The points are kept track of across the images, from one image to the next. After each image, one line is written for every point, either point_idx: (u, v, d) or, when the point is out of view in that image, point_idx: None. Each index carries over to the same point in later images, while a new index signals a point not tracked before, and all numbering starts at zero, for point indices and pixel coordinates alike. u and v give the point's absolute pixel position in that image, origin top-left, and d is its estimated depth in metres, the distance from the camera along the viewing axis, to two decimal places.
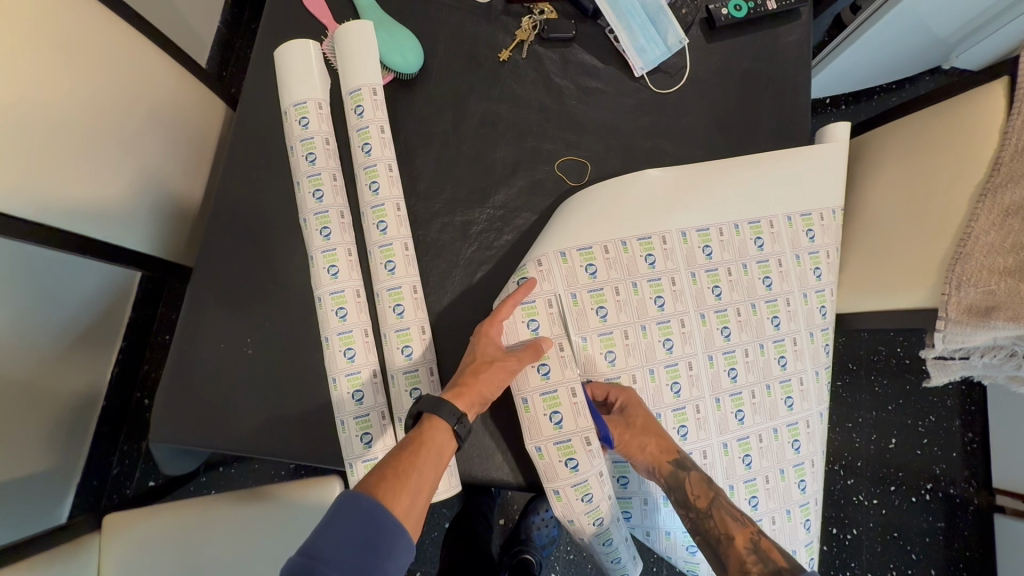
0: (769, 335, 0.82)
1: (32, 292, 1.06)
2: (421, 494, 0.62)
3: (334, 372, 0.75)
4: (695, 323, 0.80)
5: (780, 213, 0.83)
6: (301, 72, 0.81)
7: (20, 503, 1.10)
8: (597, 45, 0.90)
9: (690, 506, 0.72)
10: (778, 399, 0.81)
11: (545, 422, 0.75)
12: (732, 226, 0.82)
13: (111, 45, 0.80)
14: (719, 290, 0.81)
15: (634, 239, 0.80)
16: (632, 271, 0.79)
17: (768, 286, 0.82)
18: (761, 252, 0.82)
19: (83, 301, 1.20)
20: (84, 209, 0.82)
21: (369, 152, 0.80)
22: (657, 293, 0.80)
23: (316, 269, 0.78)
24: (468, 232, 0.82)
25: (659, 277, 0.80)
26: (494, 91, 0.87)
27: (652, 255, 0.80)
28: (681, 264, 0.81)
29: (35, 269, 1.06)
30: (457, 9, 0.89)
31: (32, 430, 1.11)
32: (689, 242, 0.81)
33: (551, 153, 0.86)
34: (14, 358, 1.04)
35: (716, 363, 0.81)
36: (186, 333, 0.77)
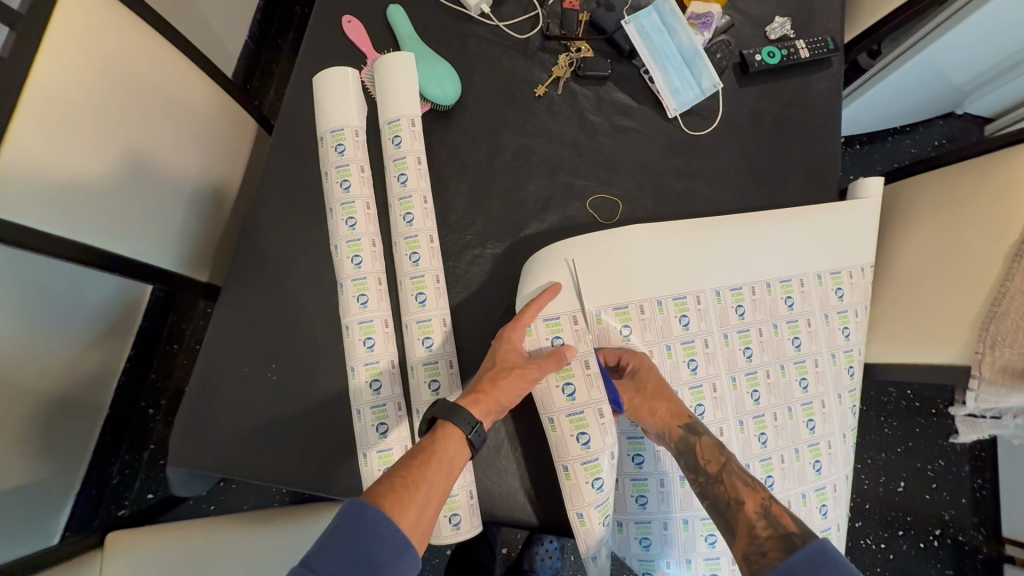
0: (798, 398, 0.82)
1: (45, 301, 1.06)
2: (429, 508, 0.60)
3: (359, 403, 0.74)
4: (726, 387, 0.81)
5: (810, 271, 0.84)
6: (340, 99, 0.81)
7: (16, 517, 1.07)
8: (632, 85, 0.91)
9: (700, 471, 0.70)
10: (807, 463, 0.81)
11: (586, 489, 0.74)
12: (763, 285, 0.83)
13: (149, 63, 0.81)
14: (750, 352, 0.82)
15: (669, 299, 0.81)
16: (665, 333, 0.81)
17: (797, 347, 0.82)
18: (791, 311, 0.83)
19: (92, 315, 1.19)
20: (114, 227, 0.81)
21: (405, 182, 0.80)
22: (690, 355, 0.81)
23: (345, 297, 0.77)
24: (498, 264, 0.82)
25: (693, 339, 0.81)
26: (529, 125, 0.88)
27: (687, 316, 0.81)
28: (714, 325, 0.82)
29: (44, 281, 1.05)
30: (495, 43, 0.90)
31: (35, 440, 1.09)
32: (722, 301, 0.82)
33: (582, 190, 0.86)
34: (17, 369, 1.02)
35: (747, 428, 0.81)
36: (209, 355, 0.76)
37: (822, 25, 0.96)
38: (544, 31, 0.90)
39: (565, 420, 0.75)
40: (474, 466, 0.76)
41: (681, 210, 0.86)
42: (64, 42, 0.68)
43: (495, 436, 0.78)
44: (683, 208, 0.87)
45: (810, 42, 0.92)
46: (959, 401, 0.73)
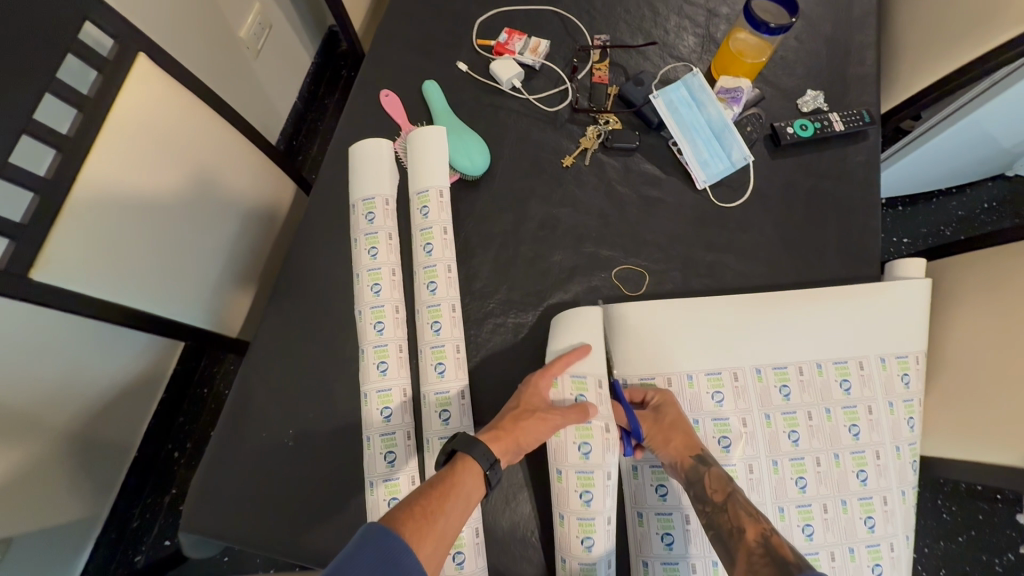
0: (854, 491, 0.74)
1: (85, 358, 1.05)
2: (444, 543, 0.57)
3: (372, 475, 0.72)
4: (765, 470, 0.75)
5: (872, 353, 0.78)
6: (373, 170, 0.84)
7: (32, 559, 1.09)
8: (660, 156, 0.91)
9: (707, 500, 0.67)
10: (864, 566, 0.72)
11: (575, 543, 0.68)
12: (813, 365, 0.79)
13: (205, 135, 0.86)
14: (796, 436, 0.76)
15: (702, 374, 0.79)
16: (696, 409, 0.77)
17: (854, 436, 0.76)
18: (848, 395, 0.77)
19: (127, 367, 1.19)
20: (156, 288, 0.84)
21: (430, 251, 0.81)
22: (722, 434, 0.76)
23: (366, 363, 0.77)
24: (521, 335, 0.81)
25: (727, 417, 0.77)
26: (556, 195, 0.88)
27: (721, 393, 0.78)
28: (754, 404, 0.77)
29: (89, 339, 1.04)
30: (525, 115, 0.92)
31: (59, 483, 1.12)
32: (763, 379, 0.78)
33: (608, 260, 0.85)
34: (47, 420, 1.04)
35: (788, 516, 0.73)
36: (230, 418, 0.77)
37: (857, 98, 0.95)
38: (572, 105, 0.93)
39: (573, 475, 0.71)
40: (488, 551, 0.71)
41: (710, 284, 0.84)
42: (126, 119, 0.73)
43: (512, 518, 0.73)
44: (712, 281, 0.84)
45: (846, 114, 0.92)
46: None
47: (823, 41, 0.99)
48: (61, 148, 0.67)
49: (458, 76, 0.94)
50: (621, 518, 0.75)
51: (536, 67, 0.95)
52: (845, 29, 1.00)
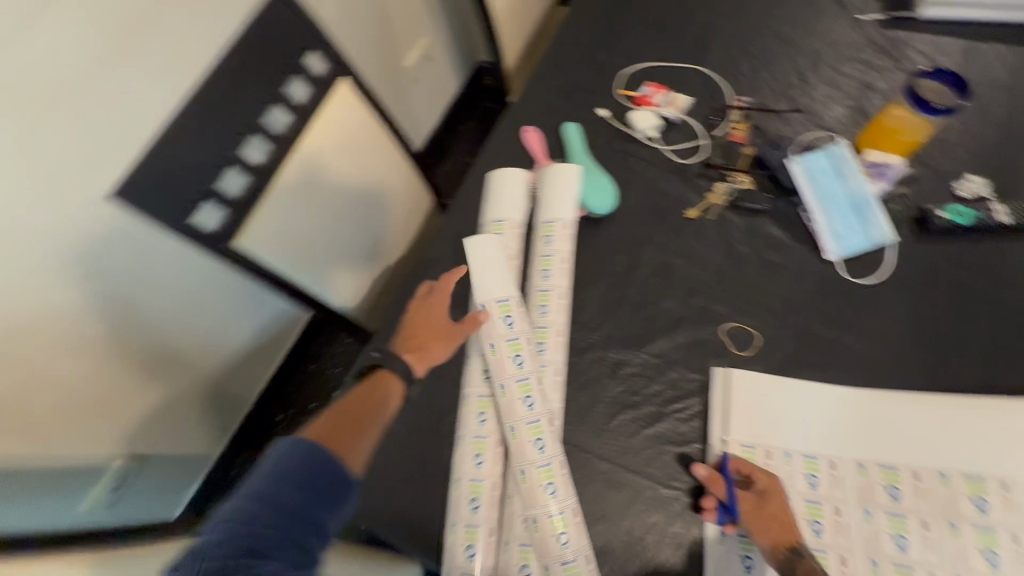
0: None
1: (223, 314, 1.24)
2: (361, 412, 0.74)
3: (460, 472, 0.77)
4: (862, 567, 0.68)
5: (1017, 476, 0.69)
6: (507, 198, 0.92)
7: (171, 474, 1.33)
8: (790, 221, 0.89)
9: None
10: None
11: None
12: (934, 473, 0.71)
13: (383, 149, 0.98)
14: (903, 541, 0.69)
15: (799, 453, 0.75)
16: (789, 485, 0.73)
17: (989, 563, 0.66)
18: (982, 516, 0.68)
19: (261, 330, 1.38)
20: (318, 275, 0.97)
21: (548, 277, 0.86)
22: (814, 517, 0.71)
23: (470, 369, 0.83)
24: (619, 372, 0.82)
25: (820, 501, 0.72)
26: (674, 244, 0.90)
27: (816, 477, 0.73)
28: (851, 496, 0.72)
29: (227, 294, 1.22)
30: (656, 165, 0.96)
31: (198, 417, 1.35)
32: (866, 475, 0.73)
33: (719, 315, 0.85)
34: (196, 365, 1.26)
35: None
36: (344, 397, 0.83)
37: None
38: (705, 160, 0.95)
39: (547, 521, 0.72)
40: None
41: (826, 360, 0.81)
42: (321, 133, 0.88)
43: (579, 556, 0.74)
44: (829, 357, 0.81)
45: (1012, 207, 0.85)
46: None
47: (994, 127, 0.93)
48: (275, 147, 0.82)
49: (598, 121, 1.01)
50: None
51: (674, 121, 0.99)
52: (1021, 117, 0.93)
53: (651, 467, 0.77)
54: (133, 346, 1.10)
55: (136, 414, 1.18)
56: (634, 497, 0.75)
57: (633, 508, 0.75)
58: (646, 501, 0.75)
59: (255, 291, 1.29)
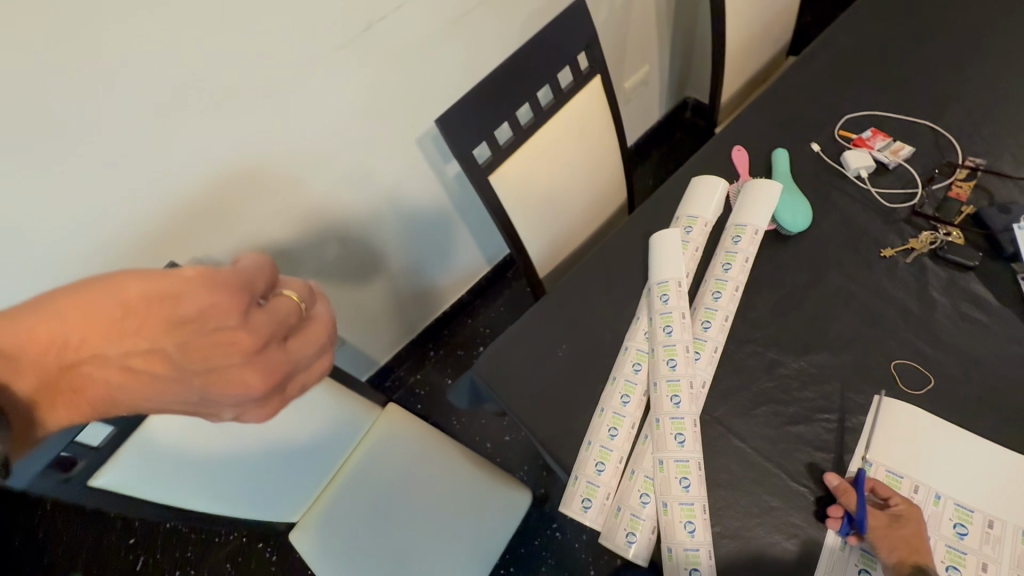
0: None
1: (440, 236, 1.67)
2: (171, 308, 0.53)
3: (607, 404, 0.90)
4: None
5: None
6: (704, 197, 1.03)
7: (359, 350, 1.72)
8: (1000, 285, 0.88)
9: None
10: None
11: (678, 528, 0.77)
12: None
13: (605, 140, 1.19)
14: None
15: (952, 500, 0.75)
16: (932, 526, 0.74)
17: None
18: None
19: (454, 265, 1.81)
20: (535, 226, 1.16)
21: (727, 270, 0.95)
22: (953, 563, 0.71)
23: (636, 327, 0.96)
24: (773, 370, 0.89)
25: (965, 551, 0.72)
26: (861, 275, 0.94)
27: (965, 527, 0.73)
28: (1006, 558, 0.71)
29: (449, 222, 1.66)
30: (859, 201, 1.00)
31: (390, 315, 1.74)
32: None
33: (893, 350, 0.86)
34: (410, 271, 1.67)
35: None
36: (527, 322, 1.02)
37: None
38: (914, 207, 0.97)
39: (672, 464, 0.81)
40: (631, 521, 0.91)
41: (1004, 424, 0.79)
42: (576, 106, 1.10)
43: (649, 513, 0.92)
44: (1010, 422, 0.78)
45: None
46: None
47: None
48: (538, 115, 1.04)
49: (808, 152, 1.08)
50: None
51: (890, 166, 1.02)
52: None
53: (784, 460, 0.82)
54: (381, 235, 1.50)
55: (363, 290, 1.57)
56: (761, 479, 0.81)
57: (758, 488, 0.81)
58: (772, 487, 0.80)
59: (464, 232, 1.74)
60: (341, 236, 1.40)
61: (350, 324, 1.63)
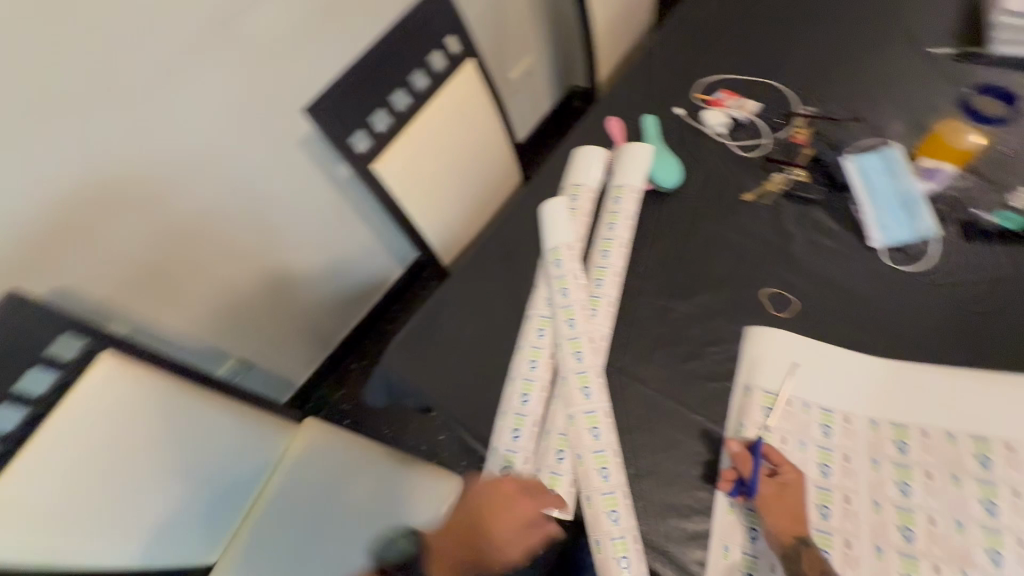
0: (979, 567, 0.68)
1: (346, 245, 1.60)
2: (508, 523, 0.76)
3: (516, 372, 0.91)
4: (865, 506, 0.75)
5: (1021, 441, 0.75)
6: (586, 167, 1.08)
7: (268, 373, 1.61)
8: (841, 213, 0.99)
9: (800, 574, 0.68)
10: None
11: (593, 474, 0.79)
12: (942, 433, 0.78)
13: (492, 124, 1.20)
14: (908, 489, 0.75)
15: (816, 405, 0.83)
16: (802, 433, 0.81)
17: (988, 513, 0.71)
18: (985, 472, 0.73)
19: (364, 272, 1.73)
20: (432, 215, 1.15)
21: (612, 229, 1.00)
22: (824, 461, 0.79)
23: (536, 295, 0.98)
24: (664, 315, 0.95)
25: (831, 448, 0.80)
26: (729, 220, 1.02)
27: (830, 428, 0.81)
28: (862, 448, 0.79)
29: (353, 230, 1.59)
30: (721, 155, 1.10)
31: (298, 332, 1.64)
32: (877, 431, 0.80)
33: (762, 282, 0.95)
34: (315, 284, 1.59)
35: (886, 559, 0.71)
36: (431, 308, 1.01)
37: None
38: (767, 155, 1.08)
39: (581, 416, 0.83)
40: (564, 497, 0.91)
41: (859, 331, 0.88)
42: (455, 91, 1.09)
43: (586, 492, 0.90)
44: (863, 328, 0.89)
45: None
46: None
47: None
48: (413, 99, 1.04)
49: (673, 117, 1.17)
50: (712, 500, 0.79)
51: (743, 121, 1.12)
52: None
53: (683, 396, 0.87)
54: (276, 250, 1.42)
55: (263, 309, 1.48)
56: (664, 417, 0.86)
57: (662, 426, 0.85)
58: (675, 422, 0.85)
59: (371, 239, 1.68)
60: (230, 248, 1.31)
61: (255, 344, 1.53)
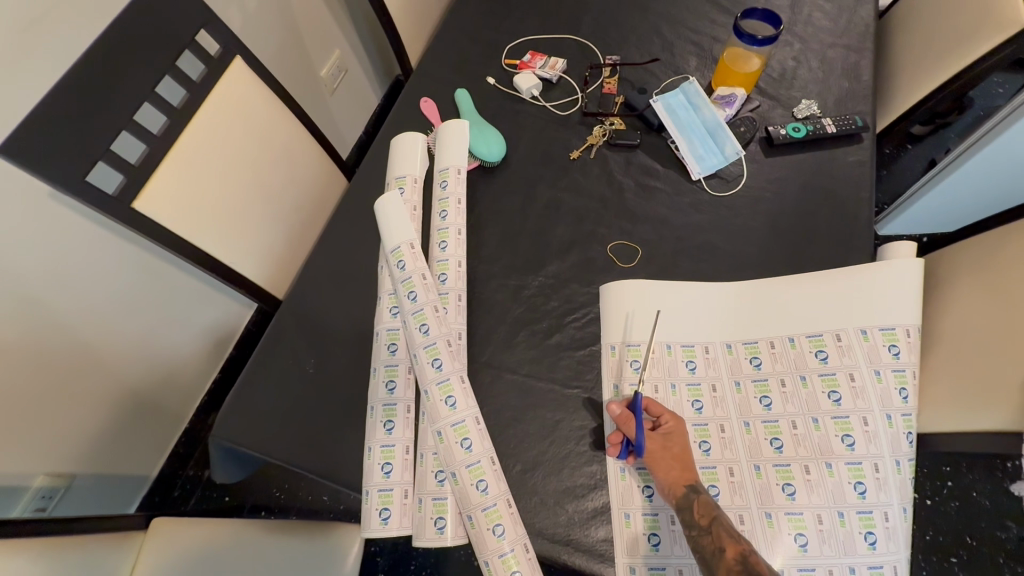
0: (839, 455, 0.72)
1: (169, 305, 1.31)
2: None
3: (374, 401, 0.80)
4: (737, 430, 0.76)
5: (851, 326, 0.79)
6: (406, 155, 0.97)
7: (101, 481, 1.31)
8: (661, 153, 1.01)
9: (693, 525, 0.65)
10: (854, 533, 0.68)
11: (470, 490, 0.72)
12: (786, 339, 0.81)
13: (285, 129, 1.05)
14: (768, 401, 0.77)
15: (677, 344, 0.83)
16: (671, 375, 0.80)
17: (835, 402, 0.75)
18: (825, 365, 0.78)
19: (203, 328, 1.46)
20: (238, 246, 0.98)
21: (444, 217, 0.92)
22: (695, 397, 0.79)
23: (381, 308, 0.87)
24: (519, 295, 0.89)
25: (699, 382, 0.80)
26: (562, 182, 1.00)
27: (693, 363, 0.81)
28: (724, 373, 0.80)
29: (175, 285, 1.31)
30: (540, 118, 1.06)
31: (132, 423, 1.34)
32: (733, 353, 0.81)
33: (605, 237, 0.94)
34: (138, 363, 1.29)
35: (765, 474, 0.73)
36: (262, 355, 0.86)
37: (852, 107, 1.03)
38: (583, 110, 1.06)
39: (449, 429, 0.75)
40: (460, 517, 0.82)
41: (699, 262, 0.90)
42: (218, 99, 0.92)
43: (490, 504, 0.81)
44: (702, 259, 0.91)
45: (838, 119, 0.99)
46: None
47: (821, 61, 1.09)
48: (171, 116, 0.85)
49: (487, 87, 1.11)
50: (604, 469, 0.76)
51: (554, 80, 1.10)
52: (844, 52, 1.10)
53: (554, 373, 0.83)
54: (65, 340, 1.10)
55: (70, 413, 1.17)
56: (540, 401, 0.81)
57: (540, 411, 0.80)
58: (551, 403, 0.81)
59: (203, 291, 1.41)
60: None
61: (59, 459, 1.18)
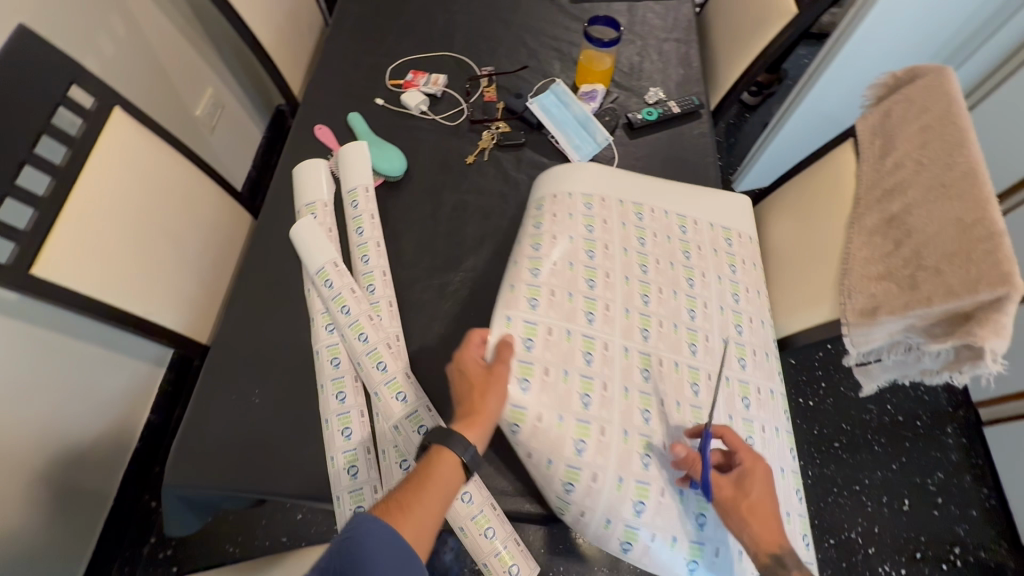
0: (683, 287, 0.92)
1: (70, 376, 1.23)
2: None
3: (327, 413, 0.84)
4: (618, 252, 0.92)
5: (704, 218, 1.01)
6: (312, 182, 1.02)
7: None
8: (545, 147, 1.15)
9: None
10: (682, 339, 0.88)
11: None
12: (663, 211, 0.99)
13: (178, 170, 1.04)
14: (643, 242, 0.95)
15: (580, 193, 0.97)
16: (570, 208, 0.95)
17: (687, 258, 0.95)
18: (684, 235, 0.98)
19: (113, 394, 1.37)
20: (150, 295, 0.96)
21: (361, 233, 0.98)
22: (589, 224, 0.94)
23: (316, 327, 0.91)
24: (445, 292, 0.98)
25: (593, 215, 0.95)
26: (463, 185, 1.10)
27: (591, 204, 0.96)
28: (615, 215, 0.96)
29: (75, 354, 1.24)
30: (433, 130, 1.15)
31: (46, 511, 1.23)
32: (624, 206, 0.98)
33: (510, 228, 1.05)
34: (44, 447, 1.19)
35: (630, 285, 0.90)
36: (203, 397, 0.87)
37: (690, 90, 1.24)
38: (470, 118, 1.17)
39: (405, 421, 0.82)
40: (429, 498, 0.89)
41: None
42: (104, 151, 0.90)
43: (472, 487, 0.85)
44: None
45: (680, 101, 1.19)
46: (847, 351, 0.87)
47: (660, 55, 1.30)
48: (56, 176, 0.83)
49: (377, 108, 1.18)
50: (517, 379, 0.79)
51: (438, 95, 1.19)
52: (676, 45, 1.31)
53: None
54: None
55: None
56: None
57: None
58: None
59: (104, 355, 1.32)
60: None
61: None
